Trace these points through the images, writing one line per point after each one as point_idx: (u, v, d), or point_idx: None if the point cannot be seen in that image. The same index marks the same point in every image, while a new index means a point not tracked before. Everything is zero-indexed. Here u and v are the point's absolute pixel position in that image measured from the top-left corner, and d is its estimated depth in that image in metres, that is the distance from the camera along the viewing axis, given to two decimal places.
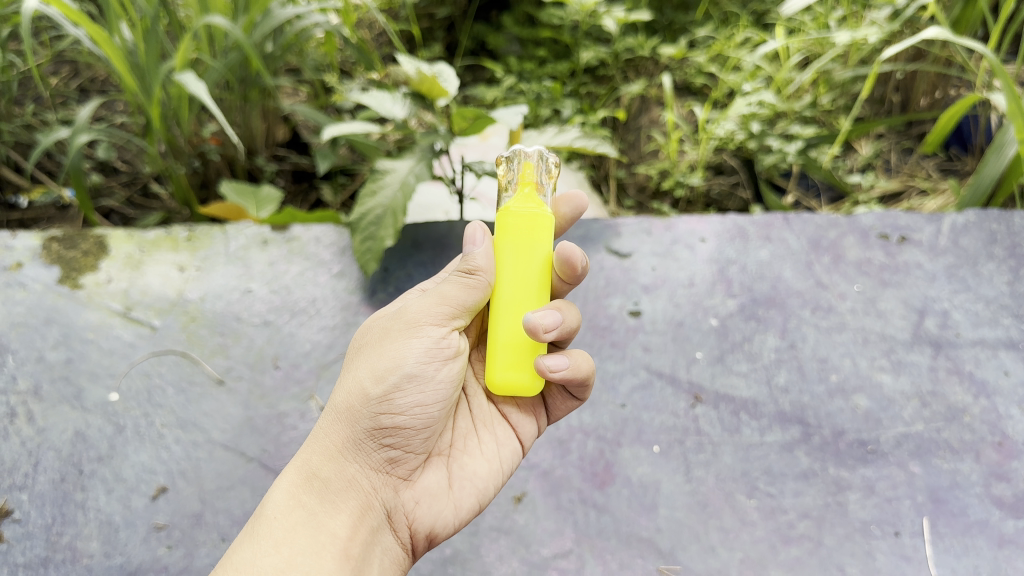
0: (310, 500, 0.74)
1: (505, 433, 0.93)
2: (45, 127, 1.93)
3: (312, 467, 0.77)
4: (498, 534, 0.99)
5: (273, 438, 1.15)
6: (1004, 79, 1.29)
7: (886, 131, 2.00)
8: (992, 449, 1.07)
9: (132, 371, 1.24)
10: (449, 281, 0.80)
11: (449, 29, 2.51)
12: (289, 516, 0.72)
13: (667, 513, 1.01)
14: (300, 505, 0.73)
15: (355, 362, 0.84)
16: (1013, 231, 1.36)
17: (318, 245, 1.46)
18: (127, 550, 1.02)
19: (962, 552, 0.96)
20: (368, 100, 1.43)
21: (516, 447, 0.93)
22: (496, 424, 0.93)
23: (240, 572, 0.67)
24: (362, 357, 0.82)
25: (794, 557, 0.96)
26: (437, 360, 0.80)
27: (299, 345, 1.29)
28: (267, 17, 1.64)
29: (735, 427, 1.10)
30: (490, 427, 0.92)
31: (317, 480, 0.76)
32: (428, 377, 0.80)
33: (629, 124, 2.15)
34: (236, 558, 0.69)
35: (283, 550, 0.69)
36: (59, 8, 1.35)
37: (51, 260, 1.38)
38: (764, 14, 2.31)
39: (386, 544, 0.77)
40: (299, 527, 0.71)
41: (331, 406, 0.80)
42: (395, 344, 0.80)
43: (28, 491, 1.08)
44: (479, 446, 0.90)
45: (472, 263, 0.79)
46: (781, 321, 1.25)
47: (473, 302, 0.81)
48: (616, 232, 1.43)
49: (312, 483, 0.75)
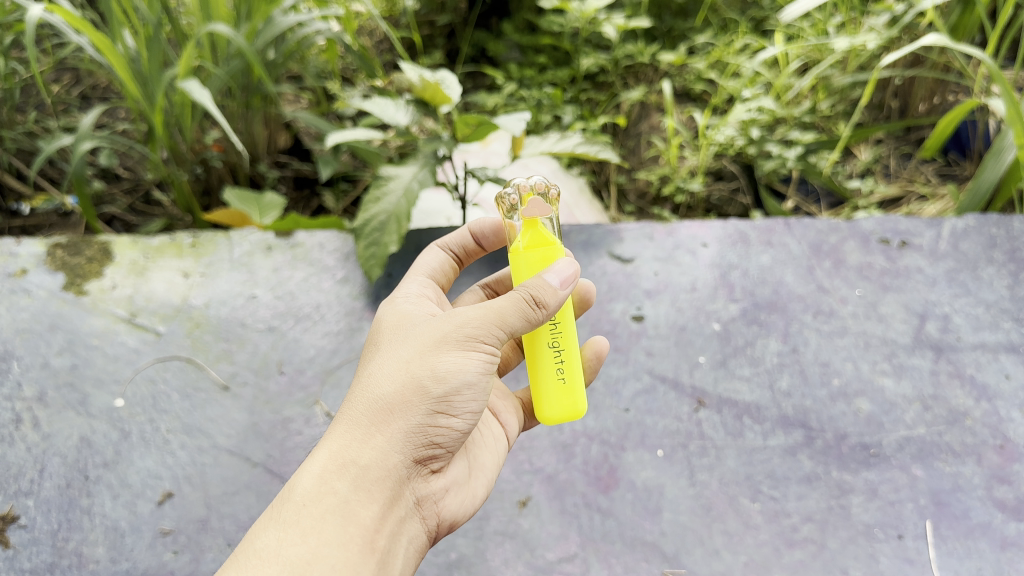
0: (345, 487, 0.70)
1: (497, 429, 0.93)
2: (47, 134, 1.94)
3: (351, 452, 0.72)
4: (503, 539, 1.00)
5: (278, 444, 1.16)
6: (1002, 85, 1.31)
7: (884, 137, 2.01)
8: (994, 452, 1.07)
9: (137, 376, 1.24)
10: (516, 301, 0.75)
11: (449, 36, 2.53)
12: (319, 504, 0.69)
13: (671, 517, 1.01)
14: (332, 492, 0.70)
15: (404, 347, 0.77)
16: (1012, 235, 1.38)
17: (322, 251, 1.47)
18: (133, 555, 1.02)
19: (965, 555, 0.97)
20: (371, 107, 1.44)
21: (507, 443, 0.94)
22: (491, 420, 0.93)
23: (266, 560, 0.65)
24: (414, 347, 0.76)
25: (799, 560, 0.96)
26: (492, 372, 0.77)
27: (304, 351, 1.29)
28: (269, 25, 1.67)
29: (738, 430, 1.11)
30: (486, 423, 0.93)
31: (355, 468, 0.71)
32: (483, 387, 0.77)
33: (630, 130, 2.17)
34: (259, 544, 0.67)
35: (310, 540, 0.67)
36: (62, 15, 1.36)
37: (56, 267, 1.39)
38: (763, 20, 2.34)
39: (412, 533, 0.76)
40: (330, 516, 0.68)
41: (380, 392, 0.74)
42: (459, 344, 0.75)
43: (33, 497, 1.09)
44: (483, 438, 0.91)
45: (545, 298, 0.76)
46: (783, 325, 1.25)
47: (525, 331, 0.78)
48: (619, 237, 1.44)
49: (349, 470, 0.71)
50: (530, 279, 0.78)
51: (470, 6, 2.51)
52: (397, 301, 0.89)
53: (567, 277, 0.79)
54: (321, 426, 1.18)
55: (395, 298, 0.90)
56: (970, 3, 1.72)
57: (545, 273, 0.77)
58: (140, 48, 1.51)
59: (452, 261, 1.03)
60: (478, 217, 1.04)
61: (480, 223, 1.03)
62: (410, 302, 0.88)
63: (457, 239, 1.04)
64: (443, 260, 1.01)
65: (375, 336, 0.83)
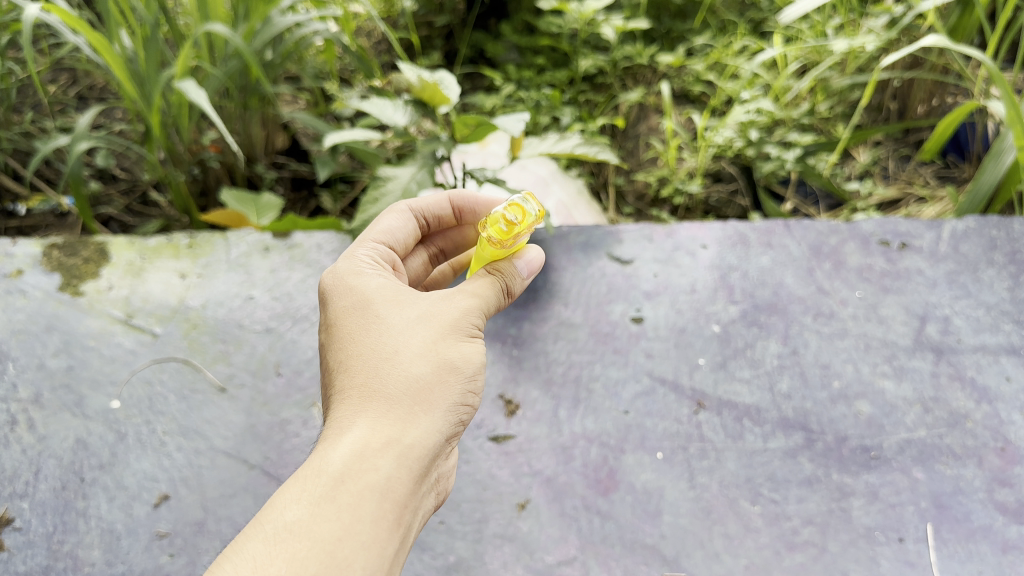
0: (387, 465, 0.69)
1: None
2: (43, 135, 1.93)
3: (388, 430, 0.71)
4: (502, 541, 0.99)
5: (276, 446, 1.15)
6: (1002, 87, 1.31)
7: (883, 139, 2.01)
8: (995, 454, 1.07)
9: (134, 378, 1.23)
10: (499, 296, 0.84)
11: (448, 36, 2.53)
12: (359, 480, 0.67)
13: (671, 519, 1.01)
14: (373, 469, 0.69)
15: (427, 326, 0.77)
16: (1013, 237, 1.37)
17: (319, 251, 1.46)
18: (129, 558, 1.02)
19: (967, 558, 0.96)
20: (369, 107, 1.44)
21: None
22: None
23: (305, 537, 0.63)
24: (438, 328, 0.77)
25: (799, 563, 0.96)
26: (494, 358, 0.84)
27: (302, 352, 1.28)
28: (267, 25, 1.66)
29: (738, 433, 1.10)
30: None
31: (399, 446, 0.71)
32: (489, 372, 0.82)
33: (628, 132, 2.16)
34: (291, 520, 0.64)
35: (349, 516, 0.65)
36: (59, 15, 1.36)
37: (52, 267, 1.38)
38: (761, 22, 2.34)
39: (424, 510, 0.77)
40: (368, 493, 0.67)
41: (413, 371, 0.74)
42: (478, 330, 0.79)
43: (29, 499, 1.08)
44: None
45: (514, 285, 0.86)
46: (783, 327, 1.25)
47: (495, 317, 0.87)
48: (618, 238, 1.43)
49: (393, 448, 0.70)
50: (502, 263, 0.86)
51: (468, 7, 2.50)
52: (376, 270, 0.85)
53: (530, 267, 0.88)
54: (319, 428, 1.17)
55: (368, 265, 0.86)
56: (969, 5, 1.72)
57: (516, 261, 0.86)
58: (137, 49, 1.51)
59: (425, 222, 1.03)
60: (459, 190, 1.04)
61: (457, 196, 1.03)
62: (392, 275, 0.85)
63: (422, 203, 1.01)
64: (410, 227, 0.98)
65: (370, 310, 0.80)
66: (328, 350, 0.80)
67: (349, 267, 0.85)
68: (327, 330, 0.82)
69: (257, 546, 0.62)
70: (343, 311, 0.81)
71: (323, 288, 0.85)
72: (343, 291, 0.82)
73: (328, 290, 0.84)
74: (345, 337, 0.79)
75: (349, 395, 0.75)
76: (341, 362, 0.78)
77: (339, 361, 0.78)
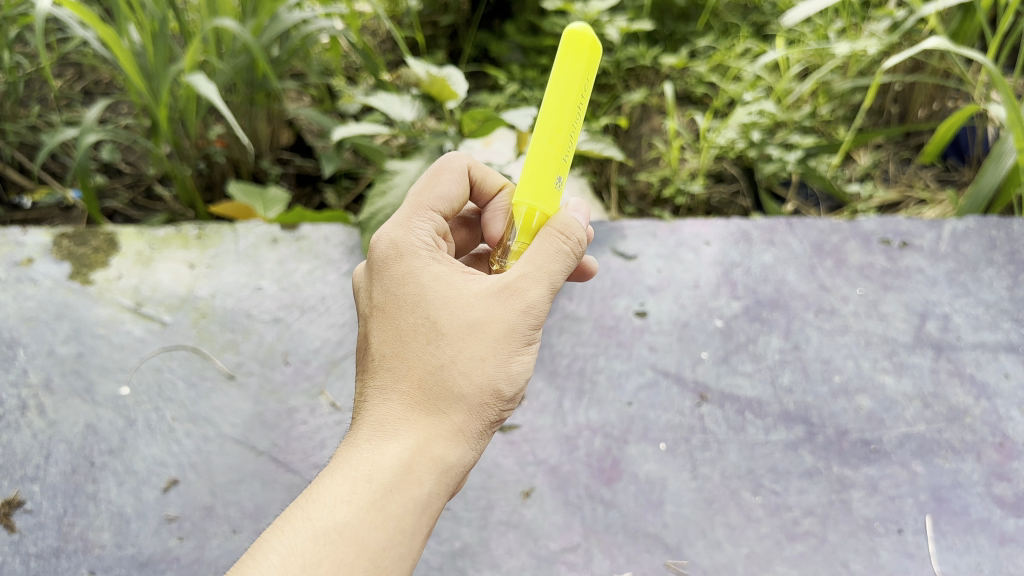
0: (429, 481, 0.72)
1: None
2: (51, 128, 1.95)
3: (434, 446, 0.74)
4: (507, 528, 1.01)
5: (283, 433, 1.16)
6: (1003, 90, 1.32)
7: (884, 142, 2.03)
8: (993, 450, 1.09)
9: (143, 365, 1.25)
10: None
11: (452, 36, 2.54)
12: (405, 494, 0.71)
13: (673, 509, 1.02)
14: (417, 484, 0.72)
15: (478, 341, 0.75)
16: (1012, 237, 1.39)
17: (327, 244, 1.48)
18: (139, 541, 1.03)
19: (964, 550, 0.98)
20: (376, 102, 1.45)
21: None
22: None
23: (352, 545, 0.67)
24: (490, 343, 0.76)
25: (799, 553, 0.97)
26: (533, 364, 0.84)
27: (309, 342, 1.30)
28: (275, 21, 1.68)
29: (740, 426, 1.12)
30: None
31: (442, 463, 0.73)
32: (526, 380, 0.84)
33: (630, 132, 2.17)
34: (340, 524, 0.68)
35: (395, 527, 0.69)
36: (71, 10, 1.37)
37: (62, 256, 1.40)
38: (764, 25, 2.36)
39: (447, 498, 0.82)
40: (412, 506, 0.71)
41: (461, 389, 0.75)
42: (522, 345, 0.78)
43: (40, 482, 1.09)
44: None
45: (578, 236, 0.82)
46: (786, 323, 1.27)
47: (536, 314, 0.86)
48: (622, 235, 1.45)
49: (436, 466, 0.73)
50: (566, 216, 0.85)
51: (472, 7, 2.52)
52: (433, 254, 0.82)
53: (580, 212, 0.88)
54: (326, 416, 1.18)
55: (425, 247, 0.82)
56: (971, 9, 1.74)
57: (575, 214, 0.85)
58: (146, 44, 1.52)
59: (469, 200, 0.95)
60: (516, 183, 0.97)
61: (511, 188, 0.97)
62: (447, 261, 0.82)
63: (481, 170, 0.95)
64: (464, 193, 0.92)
65: (423, 309, 0.78)
66: (375, 336, 0.80)
67: (406, 246, 0.82)
68: (377, 315, 0.81)
69: (308, 546, 0.66)
70: (396, 301, 0.80)
71: (377, 259, 0.83)
72: (399, 278, 0.80)
73: (382, 266, 0.82)
74: (397, 331, 0.78)
75: (397, 395, 0.76)
76: (391, 357, 0.78)
77: (389, 356, 0.78)
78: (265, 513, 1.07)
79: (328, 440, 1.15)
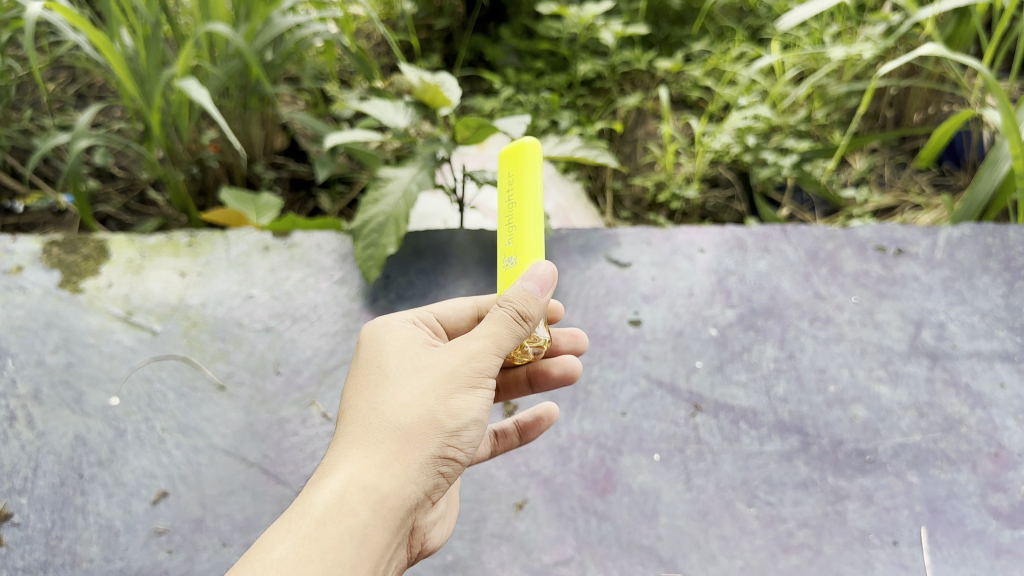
0: (366, 512, 0.66)
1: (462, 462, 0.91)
2: (43, 132, 1.93)
3: (373, 477, 0.68)
4: (499, 541, 1.00)
5: (274, 444, 1.15)
6: (999, 96, 1.32)
7: (879, 147, 2.03)
8: (989, 459, 1.08)
9: (133, 375, 1.23)
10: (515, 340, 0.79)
11: (447, 40, 2.53)
12: (340, 524, 0.65)
13: (667, 521, 1.01)
14: (353, 515, 0.66)
15: (421, 376, 0.74)
16: (1008, 244, 1.38)
17: (319, 251, 1.46)
18: (127, 554, 1.02)
19: (960, 562, 0.97)
20: (369, 108, 1.44)
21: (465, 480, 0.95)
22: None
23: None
24: (433, 375, 0.73)
25: (794, 565, 0.96)
26: None
27: (301, 351, 1.29)
28: (268, 26, 1.67)
29: (734, 436, 1.11)
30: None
31: (378, 494, 0.68)
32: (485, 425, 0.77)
33: (626, 136, 2.16)
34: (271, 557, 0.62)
35: (330, 560, 0.63)
36: (62, 14, 1.36)
37: (51, 264, 1.38)
38: (759, 29, 2.36)
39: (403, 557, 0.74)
40: (347, 538, 0.65)
41: (400, 417, 0.71)
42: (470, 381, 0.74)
43: (28, 495, 1.08)
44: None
45: (530, 310, 0.76)
46: (780, 331, 1.26)
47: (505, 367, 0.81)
48: (616, 242, 1.44)
49: (372, 495, 0.67)
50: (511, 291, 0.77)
51: (467, 10, 2.51)
52: (401, 324, 0.85)
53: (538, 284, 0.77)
54: (317, 427, 1.17)
55: (395, 320, 0.86)
56: (966, 14, 1.74)
57: (524, 281, 0.76)
58: (138, 49, 1.51)
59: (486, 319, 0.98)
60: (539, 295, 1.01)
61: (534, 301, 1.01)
62: (413, 327, 0.84)
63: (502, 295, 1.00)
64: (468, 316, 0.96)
65: (379, 360, 0.78)
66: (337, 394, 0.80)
67: (377, 318, 0.86)
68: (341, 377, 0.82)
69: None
70: (357, 359, 0.81)
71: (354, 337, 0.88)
72: (364, 340, 0.83)
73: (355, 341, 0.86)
74: (352, 382, 0.78)
75: (343, 435, 0.73)
76: (344, 406, 0.77)
77: (343, 404, 0.77)
78: (256, 525, 1.05)
79: (319, 451, 1.14)
